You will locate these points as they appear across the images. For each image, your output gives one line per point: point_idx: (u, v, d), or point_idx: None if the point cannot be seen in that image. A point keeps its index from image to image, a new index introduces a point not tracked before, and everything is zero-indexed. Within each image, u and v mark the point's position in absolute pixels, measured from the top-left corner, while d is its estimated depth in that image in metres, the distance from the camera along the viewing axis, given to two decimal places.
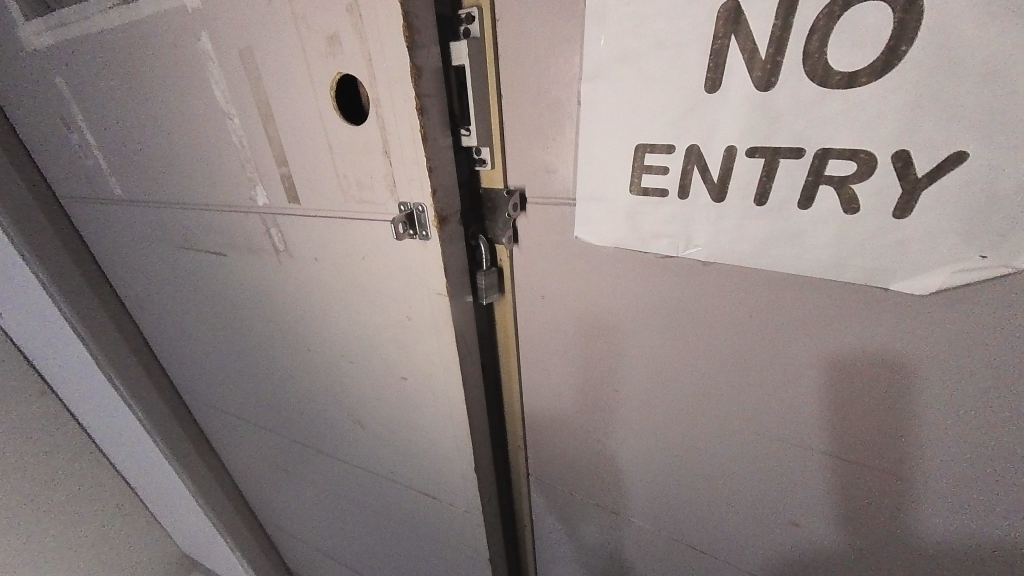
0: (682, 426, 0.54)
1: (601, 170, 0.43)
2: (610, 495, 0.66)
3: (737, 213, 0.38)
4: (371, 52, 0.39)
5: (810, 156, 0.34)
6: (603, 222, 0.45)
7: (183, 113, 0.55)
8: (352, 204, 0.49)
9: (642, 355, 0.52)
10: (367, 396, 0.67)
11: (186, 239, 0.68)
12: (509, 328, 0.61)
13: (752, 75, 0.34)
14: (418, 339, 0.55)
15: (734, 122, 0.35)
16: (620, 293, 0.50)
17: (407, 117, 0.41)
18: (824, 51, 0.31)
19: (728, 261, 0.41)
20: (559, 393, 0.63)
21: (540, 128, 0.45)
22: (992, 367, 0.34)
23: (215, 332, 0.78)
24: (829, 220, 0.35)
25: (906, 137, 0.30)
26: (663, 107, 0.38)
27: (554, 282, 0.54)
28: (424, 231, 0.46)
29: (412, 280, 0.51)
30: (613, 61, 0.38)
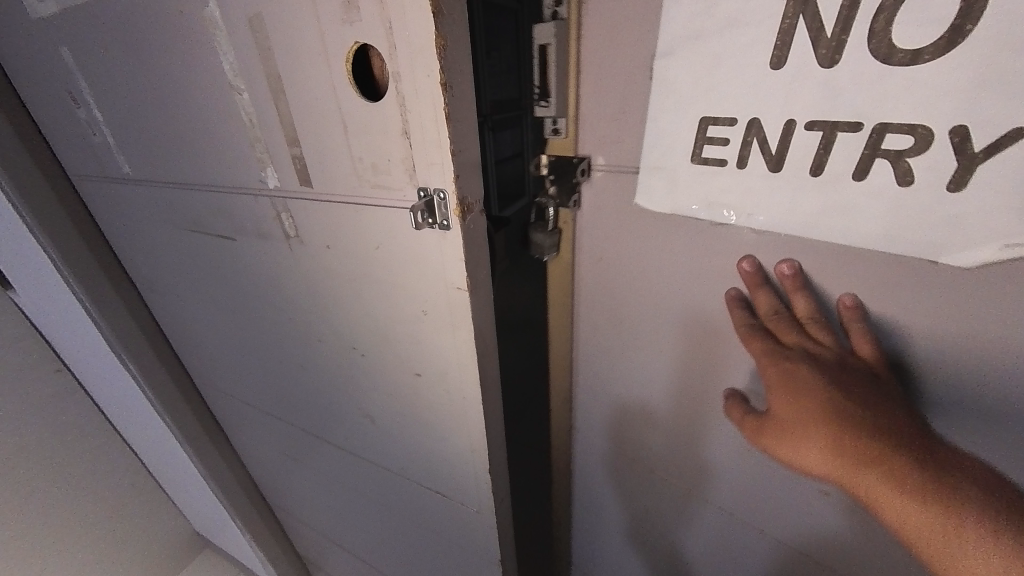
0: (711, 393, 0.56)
1: (664, 141, 0.44)
2: (637, 454, 0.70)
3: (797, 181, 0.39)
4: (392, 20, 0.35)
5: (865, 131, 0.35)
6: (663, 189, 0.47)
7: (190, 86, 0.51)
8: (368, 188, 0.45)
9: (683, 320, 0.54)
10: (379, 391, 0.64)
11: (196, 223, 0.65)
12: (562, 291, 0.63)
13: (817, 53, 0.34)
14: (435, 336, 0.52)
15: (798, 97, 0.36)
16: (662, 260, 0.51)
17: (430, 94, 0.37)
18: (891, 29, 0.31)
19: (782, 230, 0.42)
20: (611, 357, 0.64)
21: (611, 99, 0.46)
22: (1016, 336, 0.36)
23: (225, 318, 0.76)
24: (883, 194, 0.36)
25: (967, 113, 0.31)
26: (731, 82, 0.38)
27: (616, 245, 0.54)
28: (444, 221, 0.43)
29: (429, 273, 0.48)
30: (683, 41, 0.39)
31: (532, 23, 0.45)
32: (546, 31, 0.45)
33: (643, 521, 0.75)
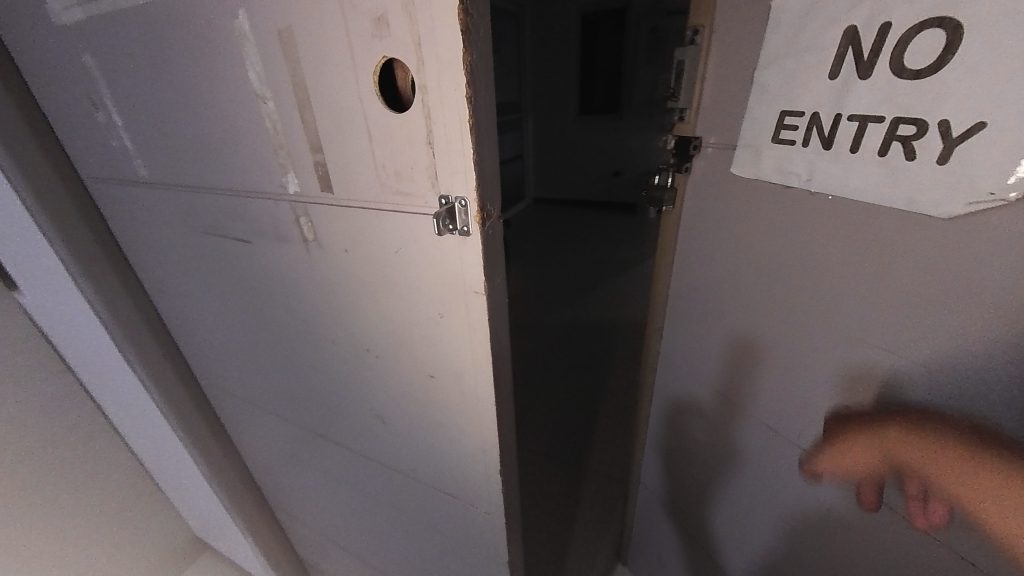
0: (771, 321, 0.73)
1: (753, 126, 0.66)
2: (710, 375, 0.90)
3: (840, 157, 0.56)
4: (421, 36, 0.37)
5: (882, 120, 0.51)
6: (750, 161, 0.68)
7: (215, 94, 0.53)
8: (389, 195, 0.47)
9: (756, 259, 0.73)
10: (392, 392, 0.66)
11: (212, 226, 0.66)
12: (670, 234, 0.90)
13: (857, 70, 0.52)
14: (450, 338, 0.54)
15: (842, 99, 0.54)
16: (743, 210, 0.73)
17: (455, 105, 0.39)
18: (905, 53, 0.48)
19: (830, 191, 0.58)
20: (700, 290, 0.87)
21: (721, 95, 0.71)
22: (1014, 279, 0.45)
23: (236, 318, 0.77)
24: (895, 165, 0.51)
25: (947, 111, 0.46)
26: (802, 88, 0.58)
27: (716, 205, 0.78)
28: (464, 226, 0.44)
29: (447, 277, 0.49)
30: (774, 61, 0.60)
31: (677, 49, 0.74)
32: (684, 53, 0.73)
33: (706, 431, 0.95)
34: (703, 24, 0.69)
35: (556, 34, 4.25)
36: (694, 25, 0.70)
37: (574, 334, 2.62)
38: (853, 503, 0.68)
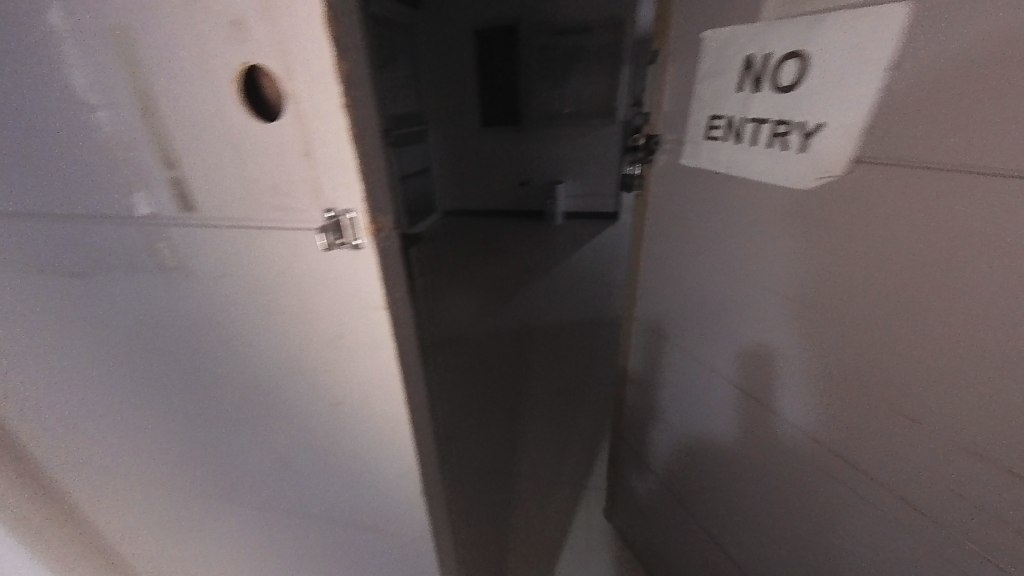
0: (718, 278, 0.94)
1: (696, 125, 0.92)
2: (676, 329, 1.10)
3: (746, 146, 0.81)
4: (286, 42, 0.35)
5: (767, 120, 0.77)
6: (694, 152, 0.94)
7: (25, 100, 0.43)
8: (267, 211, 0.43)
9: (708, 229, 0.94)
10: (294, 429, 0.59)
11: (34, 260, 0.54)
12: (643, 209, 1.16)
13: (753, 86, 0.78)
14: (353, 359, 0.50)
15: (745, 106, 0.80)
16: (700, 190, 0.95)
17: (331, 114, 0.37)
18: (779, 73, 0.73)
19: (745, 172, 0.83)
20: (662, 255, 1.11)
21: (675, 99, 0.98)
22: (867, 236, 0.65)
23: (78, 371, 0.63)
24: (777, 151, 0.76)
25: (802, 114, 0.70)
26: (723, 96, 0.85)
27: (674, 187, 1.02)
28: (354, 240, 0.42)
29: (343, 296, 0.46)
30: (706, 78, 0.87)
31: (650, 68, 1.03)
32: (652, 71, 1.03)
33: (674, 378, 1.15)
34: (663, 49, 0.99)
35: (451, 48, 4.32)
36: (658, 52, 1.00)
37: (496, 343, 2.65)
38: (777, 423, 0.87)
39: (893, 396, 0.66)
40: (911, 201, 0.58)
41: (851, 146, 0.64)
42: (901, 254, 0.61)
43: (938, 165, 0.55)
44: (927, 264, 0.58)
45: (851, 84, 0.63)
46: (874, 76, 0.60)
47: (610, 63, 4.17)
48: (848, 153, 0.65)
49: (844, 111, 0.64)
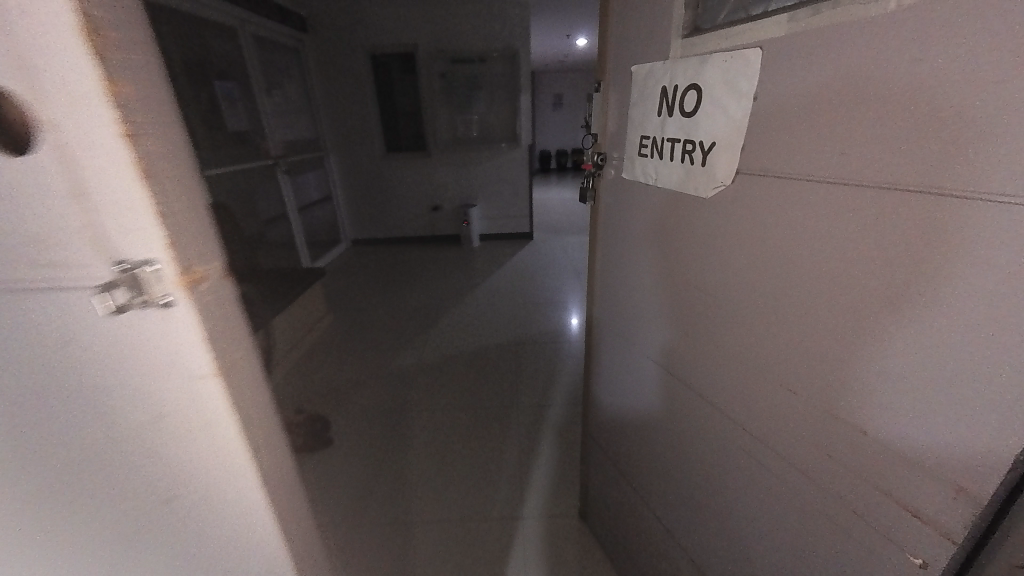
0: (643, 284, 0.99)
1: (631, 144, 0.95)
2: (619, 336, 1.13)
3: (664, 164, 0.83)
4: (44, 67, 0.29)
5: (677, 140, 0.78)
6: (629, 168, 0.97)
7: None
8: (26, 277, 0.33)
9: (635, 239, 0.99)
10: (97, 563, 0.45)
11: None
12: (595, 223, 1.19)
13: (665, 110, 0.81)
14: (180, 444, 0.41)
15: (661, 127, 0.83)
16: (628, 203, 1.00)
17: (113, 148, 0.31)
18: (683, 99, 0.76)
19: (661, 185, 0.86)
20: (608, 267, 1.15)
21: (614, 119, 1.01)
22: (744, 237, 0.68)
23: None
24: (685, 169, 0.78)
25: (699, 135, 0.73)
26: (646, 119, 0.87)
27: (615, 201, 1.05)
28: (161, 296, 0.35)
29: (153, 369, 0.37)
30: (635, 102, 0.91)
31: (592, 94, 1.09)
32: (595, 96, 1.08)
33: (620, 383, 1.17)
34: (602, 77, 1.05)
35: (349, 75, 4.20)
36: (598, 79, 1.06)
37: (416, 377, 2.53)
38: (697, 422, 0.89)
39: (727, 373, 0.78)
40: (728, 208, 0.70)
41: (735, 162, 0.67)
42: (725, 252, 0.73)
43: (748, 180, 0.66)
44: (738, 261, 0.70)
45: (737, 105, 0.65)
46: (750, 100, 0.63)
47: (510, 91, 4.36)
48: (737, 167, 0.67)
49: (732, 129, 0.67)
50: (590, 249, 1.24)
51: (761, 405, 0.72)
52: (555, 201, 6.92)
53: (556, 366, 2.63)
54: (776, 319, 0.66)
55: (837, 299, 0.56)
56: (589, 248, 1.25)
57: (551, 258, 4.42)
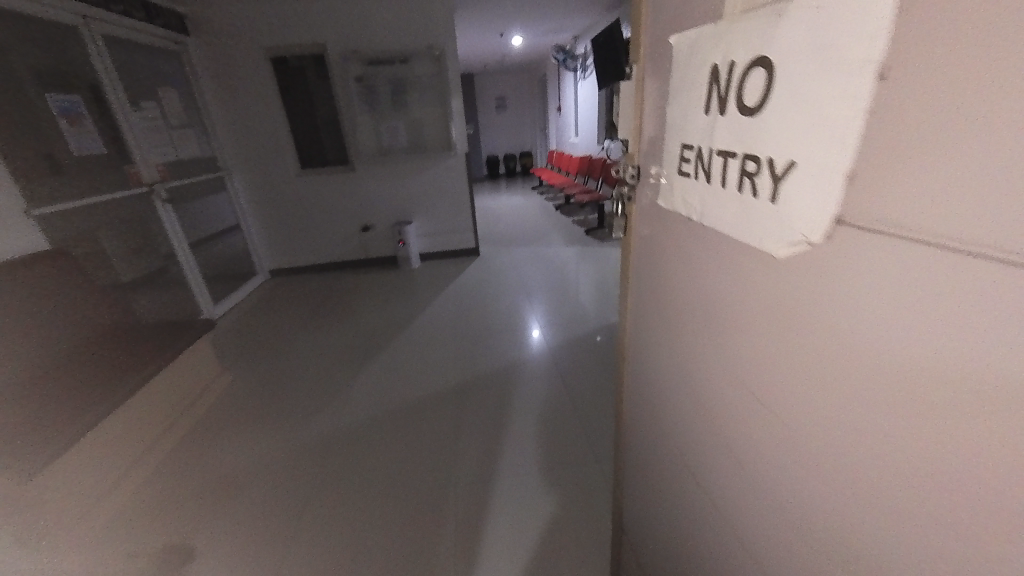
0: (682, 365, 0.66)
1: (666, 155, 0.58)
2: (657, 424, 0.80)
3: (715, 194, 0.47)
4: None
5: (736, 154, 0.43)
6: (667, 191, 0.60)
7: None
8: None
9: (670, 298, 0.66)
10: None
11: None
12: (629, 263, 0.82)
13: (717, 102, 0.44)
14: None
15: (712, 131, 0.46)
16: (660, 245, 0.66)
17: None
18: (746, 85, 0.39)
19: (712, 226, 0.50)
20: (641, 329, 0.81)
21: (650, 120, 0.62)
22: (842, 341, 0.36)
23: None
24: (742, 203, 0.43)
25: (766, 148, 0.38)
26: (687, 117, 0.50)
27: (657, 239, 0.67)
28: None
29: None
30: (672, 91, 0.53)
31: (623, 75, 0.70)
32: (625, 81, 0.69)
33: (664, 493, 0.82)
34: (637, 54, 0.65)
35: (248, 80, 3.57)
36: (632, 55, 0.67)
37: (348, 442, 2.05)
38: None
39: (780, 527, 0.49)
40: (730, 276, 0.49)
41: (828, 199, 0.33)
42: (732, 338, 0.52)
43: (857, 237, 0.32)
44: (745, 350, 0.49)
45: (834, 87, 0.31)
46: (869, 77, 0.29)
47: (439, 94, 3.90)
48: (832, 215, 0.33)
49: (825, 137, 0.32)
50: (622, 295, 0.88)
51: (791, 556, 0.48)
52: (503, 208, 6.50)
53: (505, 411, 2.20)
54: (796, 438, 0.44)
55: (874, 422, 0.34)
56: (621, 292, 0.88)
57: (499, 275, 3.98)
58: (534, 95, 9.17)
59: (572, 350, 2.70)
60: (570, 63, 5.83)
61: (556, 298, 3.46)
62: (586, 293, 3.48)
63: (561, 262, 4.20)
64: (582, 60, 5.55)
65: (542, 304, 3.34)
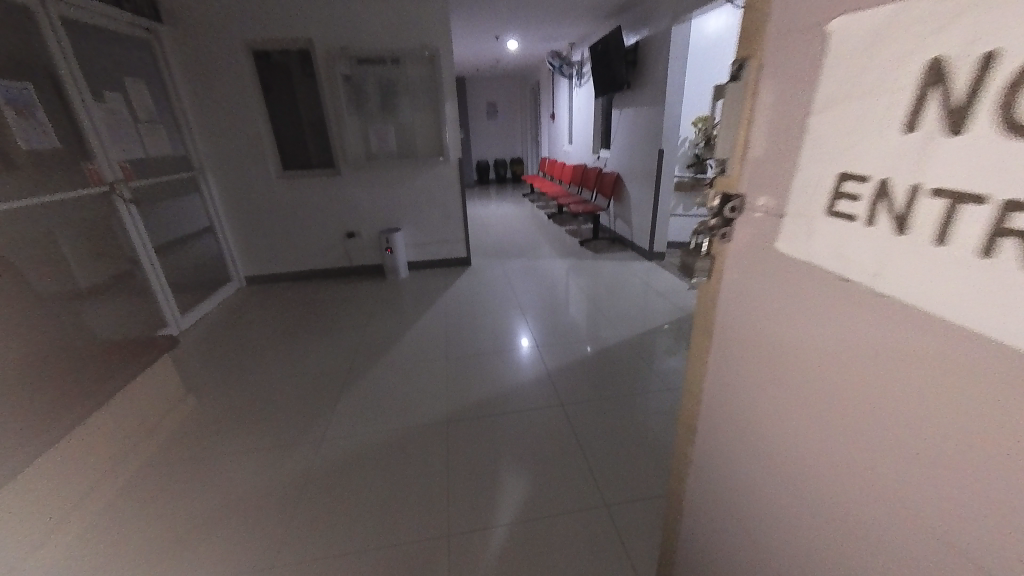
0: (823, 466, 0.52)
1: (806, 188, 0.46)
2: (752, 510, 0.66)
3: (918, 248, 0.36)
4: None
5: (982, 199, 0.32)
6: (800, 233, 0.48)
7: None
8: None
9: (805, 378, 0.52)
10: None
11: None
12: (711, 313, 0.67)
13: (940, 126, 0.33)
14: None
15: (923, 164, 0.35)
16: (788, 308, 0.52)
17: None
18: (1018, 101, 0.29)
19: (897, 289, 0.39)
20: (728, 390, 0.66)
21: (776, 139, 0.49)
22: None
23: None
24: (991, 270, 0.32)
25: None
26: (865, 143, 0.39)
27: (777, 293, 0.53)
28: None
29: None
30: (826, 102, 0.42)
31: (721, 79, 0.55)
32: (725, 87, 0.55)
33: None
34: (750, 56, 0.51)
35: (227, 75, 3.32)
36: (738, 56, 0.53)
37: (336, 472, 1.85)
38: None
39: None
40: (901, 352, 0.40)
41: None
42: (858, 400, 0.46)
43: None
44: (970, 475, 0.37)
45: None
46: None
47: (433, 98, 3.72)
48: None
49: None
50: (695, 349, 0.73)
51: None
52: (493, 216, 6.32)
53: (498, 438, 1.99)
54: None
55: None
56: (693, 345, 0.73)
57: (491, 287, 3.79)
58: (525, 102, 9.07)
59: (572, 368, 2.51)
60: (565, 71, 5.73)
61: (551, 312, 3.30)
62: (582, 309, 3.32)
63: (555, 274, 4.05)
64: (577, 68, 5.45)
65: (537, 320, 3.16)
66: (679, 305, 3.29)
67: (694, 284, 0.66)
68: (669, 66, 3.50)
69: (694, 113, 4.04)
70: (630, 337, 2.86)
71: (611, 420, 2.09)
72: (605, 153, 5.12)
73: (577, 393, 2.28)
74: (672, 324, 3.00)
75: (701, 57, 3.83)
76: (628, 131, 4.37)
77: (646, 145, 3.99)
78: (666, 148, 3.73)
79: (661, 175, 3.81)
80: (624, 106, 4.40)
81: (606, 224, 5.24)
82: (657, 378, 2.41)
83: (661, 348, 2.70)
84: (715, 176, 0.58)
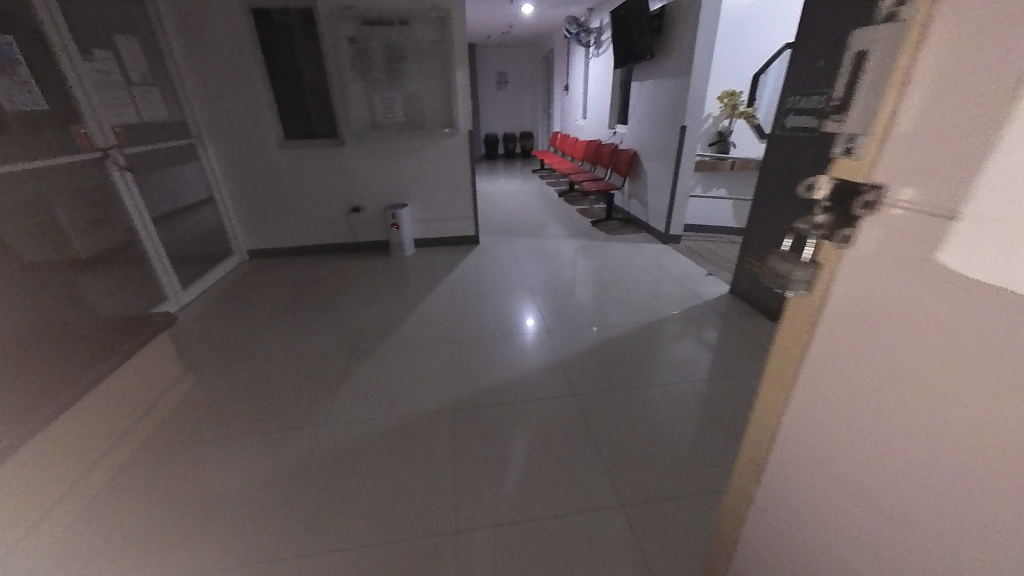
0: (1013, 554, 0.40)
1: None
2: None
3: None
4: None
5: None
6: (996, 249, 0.35)
7: None
8: None
9: (987, 439, 0.39)
10: None
11: None
12: (804, 335, 0.54)
13: None
14: None
15: None
16: (964, 350, 0.39)
17: None
18: None
19: None
20: (814, 424, 0.55)
21: (962, 109, 0.36)
22: None
23: None
24: None
25: None
26: None
27: (934, 319, 0.40)
28: None
29: None
30: None
31: (864, 23, 0.41)
32: (871, 33, 0.40)
33: None
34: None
35: (223, 34, 3.12)
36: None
37: (332, 460, 1.78)
38: None
39: None
40: None
41: None
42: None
43: None
44: None
45: None
46: None
47: (442, 64, 3.50)
48: None
49: None
50: (773, 373, 0.60)
51: None
52: (501, 193, 6.13)
53: (505, 428, 1.90)
54: None
55: None
56: (769, 371, 0.60)
57: (499, 267, 3.67)
58: (537, 73, 8.70)
59: (582, 354, 2.41)
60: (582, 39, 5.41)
61: (560, 295, 3.18)
62: (593, 292, 3.20)
63: (565, 255, 3.91)
64: (595, 36, 5.14)
65: (546, 303, 3.05)
66: (694, 290, 3.16)
67: (780, 295, 0.53)
68: (697, 33, 3.25)
69: (718, 87, 3.80)
70: (643, 324, 2.75)
71: (623, 412, 2.00)
72: (621, 129, 4.88)
73: (588, 381, 2.19)
74: (688, 312, 2.89)
75: (731, 30, 3.60)
76: (647, 106, 4.14)
77: (666, 121, 3.78)
78: (689, 124, 3.52)
79: (681, 153, 3.61)
80: (645, 79, 4.15)
81: (618, 203, 5.05)
82: (671, 368, 2.31)
83: (675, 337, 2.59)
84: (833, 157, 0.45)
